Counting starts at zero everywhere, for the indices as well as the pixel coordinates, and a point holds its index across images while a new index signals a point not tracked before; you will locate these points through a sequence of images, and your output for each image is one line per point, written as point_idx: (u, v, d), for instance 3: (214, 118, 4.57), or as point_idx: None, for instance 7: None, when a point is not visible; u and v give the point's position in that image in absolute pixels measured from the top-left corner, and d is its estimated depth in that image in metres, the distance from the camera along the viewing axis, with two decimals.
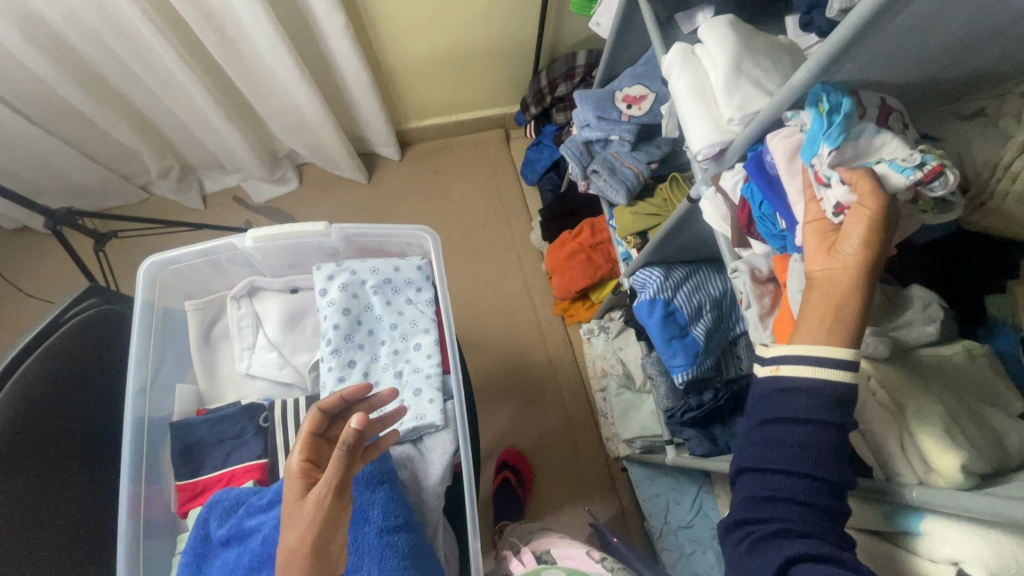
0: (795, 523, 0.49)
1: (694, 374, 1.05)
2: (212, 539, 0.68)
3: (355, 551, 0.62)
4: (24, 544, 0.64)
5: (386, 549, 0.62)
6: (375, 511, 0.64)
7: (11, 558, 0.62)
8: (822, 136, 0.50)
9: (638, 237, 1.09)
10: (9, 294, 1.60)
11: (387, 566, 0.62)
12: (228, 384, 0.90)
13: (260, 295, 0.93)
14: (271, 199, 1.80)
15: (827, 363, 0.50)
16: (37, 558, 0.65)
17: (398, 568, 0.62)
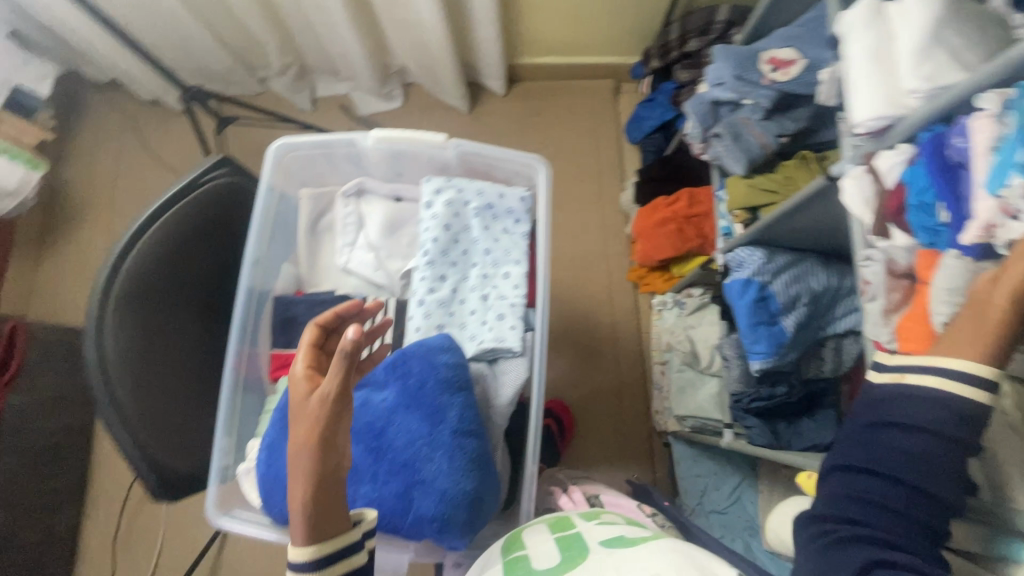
0: (883, 534, 0.47)
1: (773, 364, 1.01)
2: None
3: (429, 444, 0.66)
4: (146, 370, 0.73)
5: (457, 446, 0.66)
6: (453, 411, 0.68)
7: (134, 380, 0.71)
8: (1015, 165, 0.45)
9: (748, 212, 1.03)
10: (138, 161, 1.76)
11: (455, 463, 0.65)
12: (325, 275, 0.95)
13: (366, 197, 0.97)
14: (374, 113, 1.84)
15: (956, 377, 0.47)
16: (156, 385, 0.74)
17: (466, 468, 0.65)
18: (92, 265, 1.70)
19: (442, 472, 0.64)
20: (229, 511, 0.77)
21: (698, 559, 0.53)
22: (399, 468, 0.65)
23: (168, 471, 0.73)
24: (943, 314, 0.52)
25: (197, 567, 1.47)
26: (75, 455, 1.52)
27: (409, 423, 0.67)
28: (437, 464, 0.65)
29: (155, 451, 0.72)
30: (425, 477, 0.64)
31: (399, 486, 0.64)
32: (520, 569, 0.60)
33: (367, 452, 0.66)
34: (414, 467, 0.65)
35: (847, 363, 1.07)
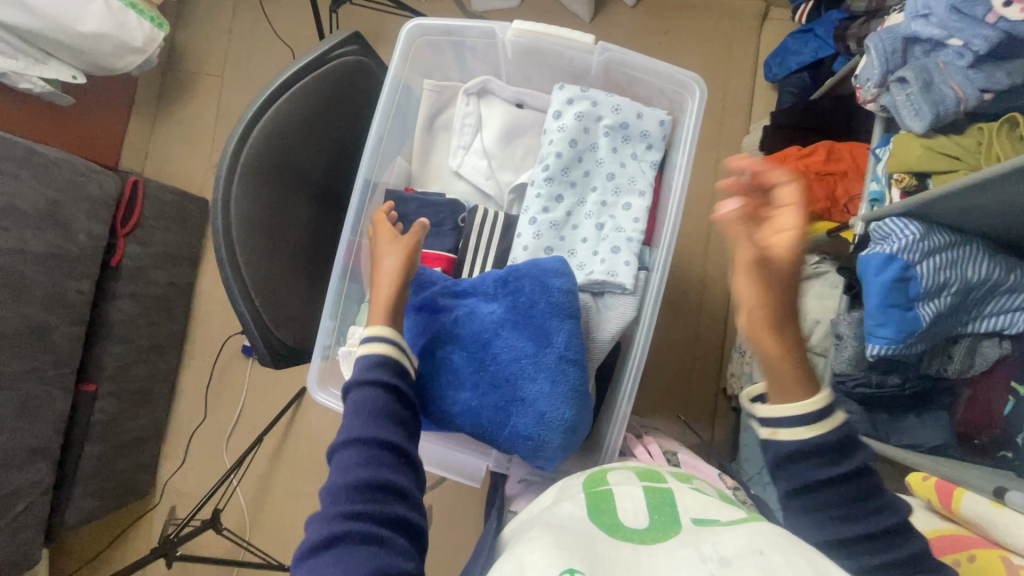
0: (855, 513, 0.62)
1: (894, 352, 0.91)
2: None
3: (534, 365, 0.65)
4: (264, 241, 0.74)
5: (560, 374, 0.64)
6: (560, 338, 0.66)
7: (254, 248, 0.73)
8: None
9: (915, 177, 0.89)
10: (251, 34, 1.75)
11: (557, 390, 0.64)
12: (435, 176, 0.92)
13: (488, 99, 0.91)
14: (487, 11, 1.71)
15: (811, 414, 0.63)
16: (272, 257, 0.76)
17: (566, 396, 0.64)
18: (202, 135, 1.76)
19: (543, 395, 0.64)
20: (326, 388, 0.82)
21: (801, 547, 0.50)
22: (501, 383, 0.66)
23: (276, 342, 0.76)
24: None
25: (272, 429, 1.63)
26: (177, 309, 1.67)
27: (515, 341, 0.67)
28: (539, 388, 0.64)
29: (268, 321, 0.74)
30: (525, 397, 0.65)
31: (497, 400, 0.66)
32: (607, 515, 0.58)
33: (470, 360, 0.67)
34: (514, 384, 0.65)
35: (979, 366, 0.95)
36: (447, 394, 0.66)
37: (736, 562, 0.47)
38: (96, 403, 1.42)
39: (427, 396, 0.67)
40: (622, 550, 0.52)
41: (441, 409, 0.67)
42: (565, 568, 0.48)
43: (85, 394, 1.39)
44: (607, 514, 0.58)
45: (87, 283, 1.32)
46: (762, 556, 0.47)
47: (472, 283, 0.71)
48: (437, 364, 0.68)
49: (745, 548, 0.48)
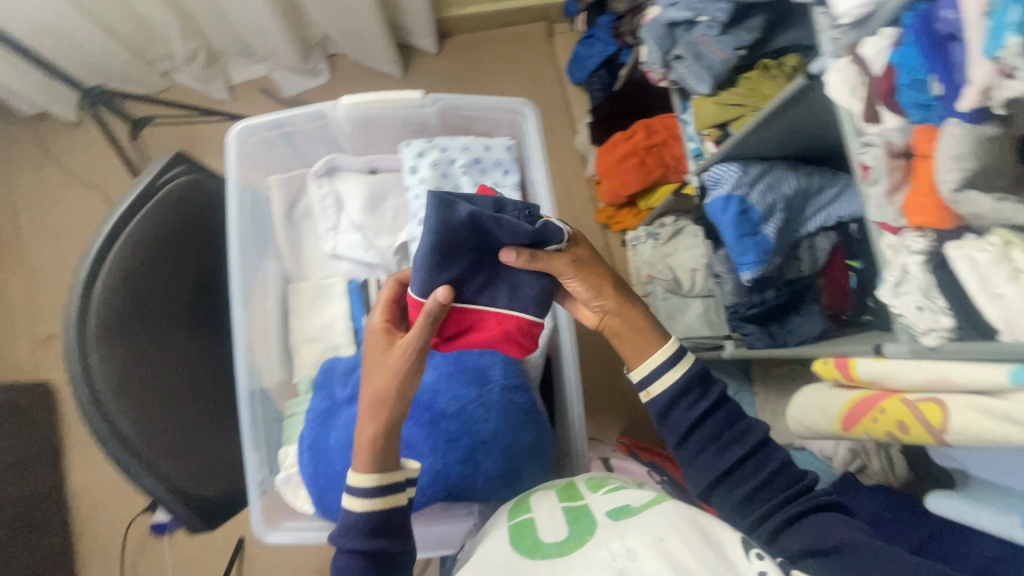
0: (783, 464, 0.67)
1: (761, 271, 1.06)
2: (337, 399, 0.73)
3: (483, 405, 0.68)
4: (150, 400, 0.66)
5: (508, 403, 0.68)
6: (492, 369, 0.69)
7: (140, 412, 0.64)
8: (1014, 25, 0.47)
9: (718, 129, 1.06)
10: (42, 186, 1.55)
11: (511, 418, 0.67)
12: (313, 265, 0.90)
13: (339, 175, 0.91)
14: (302, 93, 1.71)
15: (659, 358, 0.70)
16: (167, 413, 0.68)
17: (521, 420, 0.68)
18: (17, 312, 1.50)
19: (503, 425, 0.67)
20: (279, 523, 0.76)
21: (701, 522, 0.53)
22: (458, 434, 0.66)
23: (203, 502, 0.68)
24: (952, 180, 0.56)
25: None
26: (52, 520, 1.39)
27: (454, 391, 0.68)
28: (496, 422, 0.66)
29: (186, 485, 0.66)
30: (487, 437, 0.67)
31: (454, 453, 0.65)
32: (527, 535, 0.57)
33: (420, 428, 0.67)
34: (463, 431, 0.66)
35: (821, 259, 1.14)
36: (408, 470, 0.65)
37: (642, 552, 0.50)
38: None
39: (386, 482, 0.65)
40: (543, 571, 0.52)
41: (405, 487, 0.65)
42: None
43: None
44: (527, 536, 0.57)
45: None
46: (661, 542, 0.50)
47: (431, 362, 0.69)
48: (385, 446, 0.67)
49: (648, 538, 0.51)
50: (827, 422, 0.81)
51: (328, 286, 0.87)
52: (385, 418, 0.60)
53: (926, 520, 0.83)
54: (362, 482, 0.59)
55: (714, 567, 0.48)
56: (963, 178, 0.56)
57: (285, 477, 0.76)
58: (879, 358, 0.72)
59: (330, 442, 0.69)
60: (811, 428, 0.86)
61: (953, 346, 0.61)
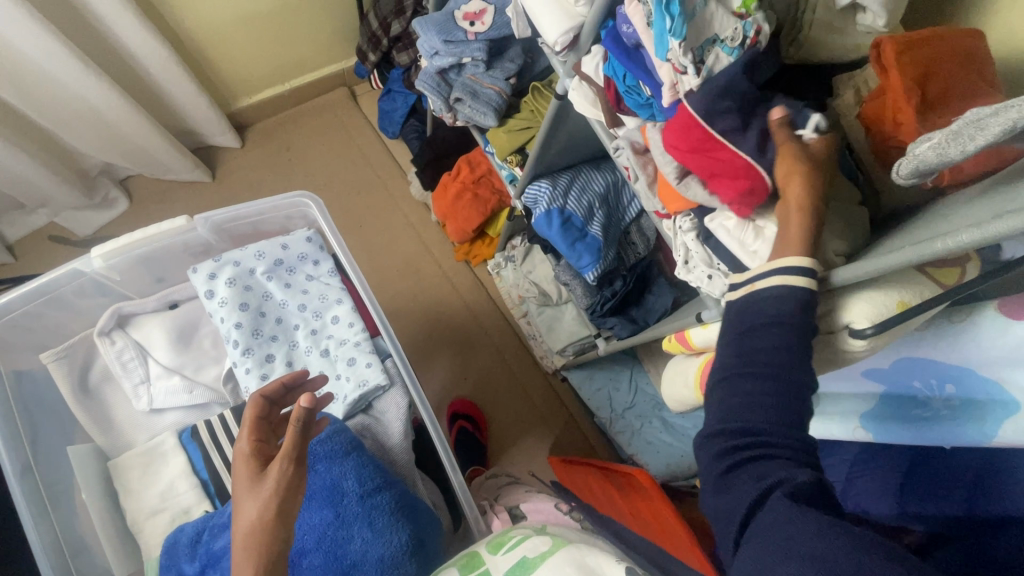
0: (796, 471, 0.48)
1: (602, 268, 1.12)
2: (188, 575, 0.65)
3: (342, 525, 0.62)
4: None
5: (374, 513, 0.63)
6: (348, 483, 0.64)
7: None
8: (670, 32, 0.54)
9: (517, 154, 1.12)
10: None
11: (378, 526, 0.62)
12: (133, 428, 0.80)
13: (134, 322, 0.82)
14: (100, 228, 1.54)
15: (795, 274, 0.50)
16: None
17: (390, 523, 0.63)
18: None
19: (375, 538, 0.62)
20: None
21: (592, 565, 0.53)
22: (324, 566, 0.61)
23: None
24: (671, 171, 0.63)
25: None
26: None
27: (309, 521, 0.62)
28: (368, 539, 0.62)
29: None
30: (358, 558, 0.61)
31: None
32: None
33: None
34: (333, 561, 0.61)
35: (651, 235, 1.22)
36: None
37: None
38: None
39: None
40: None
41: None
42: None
43: None
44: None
45: None
46: None
47: (323, 493, 0.63)
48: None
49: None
50: (690, 393, 0.87)
51: (155, 446, 0.77)
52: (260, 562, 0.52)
53: None
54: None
55: None
56: (679, 168, 0.62)
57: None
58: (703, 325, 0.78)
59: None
60: (683, 402, 0.91)
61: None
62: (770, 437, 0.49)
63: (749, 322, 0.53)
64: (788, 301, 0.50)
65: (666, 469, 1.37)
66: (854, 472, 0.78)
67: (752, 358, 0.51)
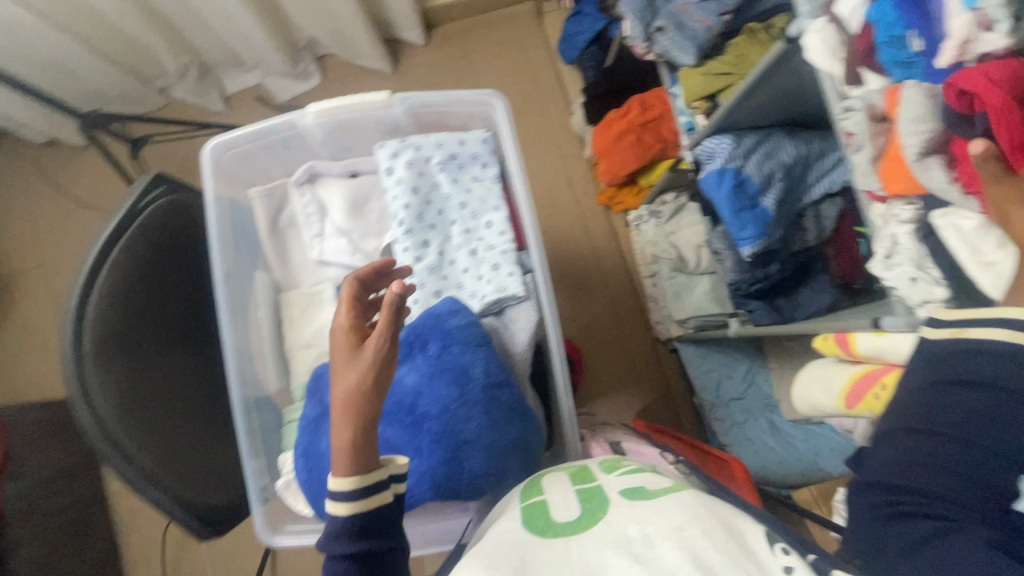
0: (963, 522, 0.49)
1: (762, 247, 1.02)
2: (326, 404, 0.75)
3: (463, 405, 0.68)
4: (164, 416, 0.70)
5: (492, 403, 0.68)
6: (476, 370, 0.69)
7: (160, 431, 0.68)
8: None
9: (707, 101, 1.01)
10: (55, 211, 1.59)
11: (494, 416, 0.67)
12: (302, 272, 0.91)
13: (321, 181, 0.92)
14: (295, 97, 1.72)
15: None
16: (175, 425, 0.71)
17: (505, 418, 0.68)
18: (42, 334, 1.54)
19: (488, 425, 0.67)
20: (282, 527, 0.80)
21: (723, 514, 0.51)
22: (442, 435, 0.66)
23: (205, 510, 0.70)
24: (916, 145, 0.52)
25: None
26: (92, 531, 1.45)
27: (438, 393, 0.68)
28: (481, 423, 0.67)
29: (188, 495, 0.68)
30: (469, 438, 0.66)
31: (436, 459, 0.66)
32: (538, 517, 0.55)
33: (403, 430, 0.67)
34: (446, 434, 0.66)
35: (828, 227, 1.09)
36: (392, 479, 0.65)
37: (660, 540, 0.47)
38: None
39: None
40: (553, 549, 0.50)
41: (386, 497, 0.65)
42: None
43: None
44: (538, 516, 0.55)
45: None
46: (682, 531, 0.47)
47: (453, 373, 0.69)
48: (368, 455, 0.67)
49: (667, 527, 0.48)
50: (831, 400, 0.79)
51: (317, 293, 0.88)
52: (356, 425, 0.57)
53: None
54: (341, 485, 0.57)
55: (741, 562, 0.44)
56: (927, 142, 0.52)
57: (286, 483, 0.79)
58: (878, 333, 0.68)
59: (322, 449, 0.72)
60: (818, 408, 0.83)
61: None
62: (931, 497, 0.52)
63: (936, 376, 0.54)
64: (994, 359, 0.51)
65: (759, 472, 1.30)
66: None
67: (932, 414, 0.54)
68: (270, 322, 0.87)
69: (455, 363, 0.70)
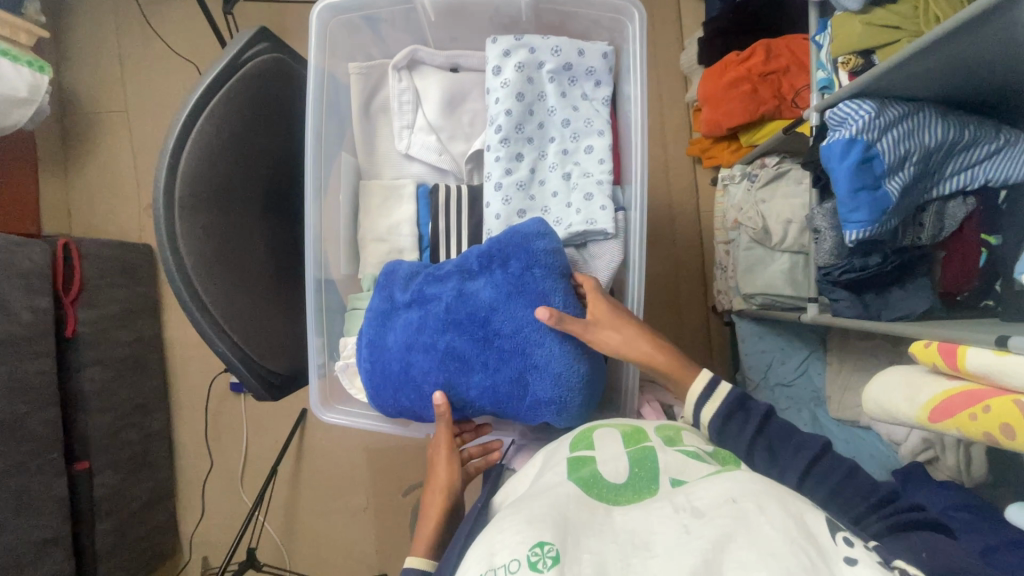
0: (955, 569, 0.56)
1: (870, 234, 0.93)
2: (396, 301, 0.76)
3: (537, 330, 0.68)
4: (242, 276, 0.71)
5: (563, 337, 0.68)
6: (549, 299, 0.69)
7: (236, 289, 0.70)
8: None
9: (859, 57, 0.90)
10: (145, 58, 1.59)
11: (566, 346, 0.68)
12: (385, 163, 0.88)
13: (420, 70, 0.86)
14: None
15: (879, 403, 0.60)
16: (252, 288, 0.73)
17: (576, 351, 0.68)
18: (123, 178, 1.60)
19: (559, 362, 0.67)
20: (333, 405, 0.84)
21: (783, 499, 0.50)
22: (508, 353, 0.69)
23: (268, 373, 0.73)
24: None
25: (284, 456, 1.58)
26: (150, 368, 1.57)
27: (512, 314, 0.69)
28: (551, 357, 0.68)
29: (255, 356, 0.71)
30: (537, 364, 0.68)
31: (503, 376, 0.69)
32: (585, 472, 0.59)
33: (472, 341, 0.70)
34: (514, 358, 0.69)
35: (947, 228, 0.97)
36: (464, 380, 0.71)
37: (711, 513, 0.49)
38: (94, 478, 1.36)
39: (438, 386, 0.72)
40: (596, 511, 0.52)
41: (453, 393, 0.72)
42: (535, 541, 0.46)
43: (81, 472, 1.34)
44: (585, 471, 0.59)
45: (47, 360, 1.23)
46: (736, 506, 0.48)
47: (530, 301, 0.69)
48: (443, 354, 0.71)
49: (720, 500, 0.50)
50: (908, 410, 0.72)
51: (397, 187, 0.85)
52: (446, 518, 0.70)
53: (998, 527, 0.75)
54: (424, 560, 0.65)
55: (798, 543, 0.45)
56: None
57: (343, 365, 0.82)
58: (1000, 352, 0.63)
59: (387, 342, 0.74)
60: (888, 412, 0.76)
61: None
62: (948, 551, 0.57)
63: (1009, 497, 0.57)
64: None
65: None
66: None
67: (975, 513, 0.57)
68: (350, 206, 0.86)
69: (537, 289, 0.69)
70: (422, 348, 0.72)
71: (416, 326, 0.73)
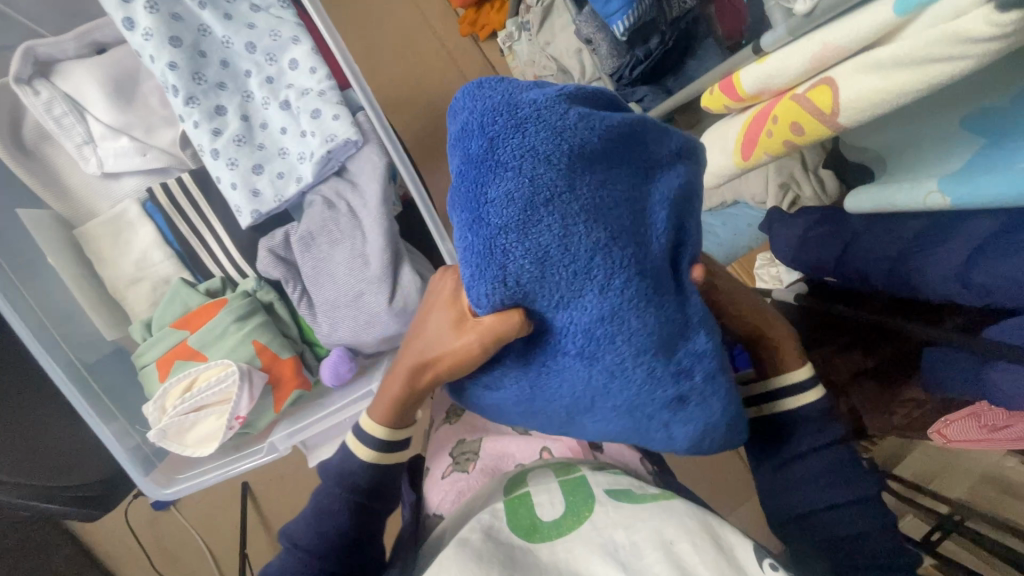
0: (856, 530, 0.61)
1: (635, 18, 0.88)
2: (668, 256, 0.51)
3: (667, 344, 0.52)
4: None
5: (660, 305, 0.50)
6: (694, 346, 0.53)
7: None
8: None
9: None
10: None
11: (692, 406, 0.55)
12: (93, 193, 0.93)
13: (58, 76, 0.89)
14: None
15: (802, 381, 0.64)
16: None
17: (697, 411, 0.56)
18: None
19: (620, 378, 0.53)
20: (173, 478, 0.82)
21: (712, 526, 0.49)
22: (625, 348, 0.51)
23: (70, 490, 0.80)
24: None
25: (246, 526, 1.50)
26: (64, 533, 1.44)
27: (641, 319, 0.50)
28: (618, 344, 0.50)
29: (46, 484, 0.77)
30: (655, 372, 0.53)
31: (515, 351, 0.56)
32: (522, 515, 0.54)
33: (554, 269, 0.47)
34: (572, 308, 0.49)
35: None
36: (497, 257, 0.47)
37: (647, 550, 0.46)
38: None
39: (461, 202, 0.47)
40: (536, 559, 0.49)
41: (488, 269, 0.47)
42: None
43: None
44: (521, 508, 0.55)
45: None
46: (672, 546, 0.46)
47: (697, 319, 0.53)
48: (532, 198, 0.45)
49: (656, 539, 0.46)
50: (728, 163, 0.72)
51: (120, 215, 0.88)
52: (395, 378, 0.61)
53: (849, 225, 0.77)
54: (375, 431, 0.67)
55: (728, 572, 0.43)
56: None
57: (160, 432, 0.77)
58: (761, 60, 0.60)
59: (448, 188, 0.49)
60: (719, 176, 0.76)
61: (824, 3, 0.54)
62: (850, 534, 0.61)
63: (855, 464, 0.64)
64: (882, 251, 0.71)
65: None
66: (900, 276, 0.68)
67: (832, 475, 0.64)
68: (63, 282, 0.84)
69: (693, 330, 0.53)
70: (476, 231, 0.47)
71: (561, 148, 0.45)
